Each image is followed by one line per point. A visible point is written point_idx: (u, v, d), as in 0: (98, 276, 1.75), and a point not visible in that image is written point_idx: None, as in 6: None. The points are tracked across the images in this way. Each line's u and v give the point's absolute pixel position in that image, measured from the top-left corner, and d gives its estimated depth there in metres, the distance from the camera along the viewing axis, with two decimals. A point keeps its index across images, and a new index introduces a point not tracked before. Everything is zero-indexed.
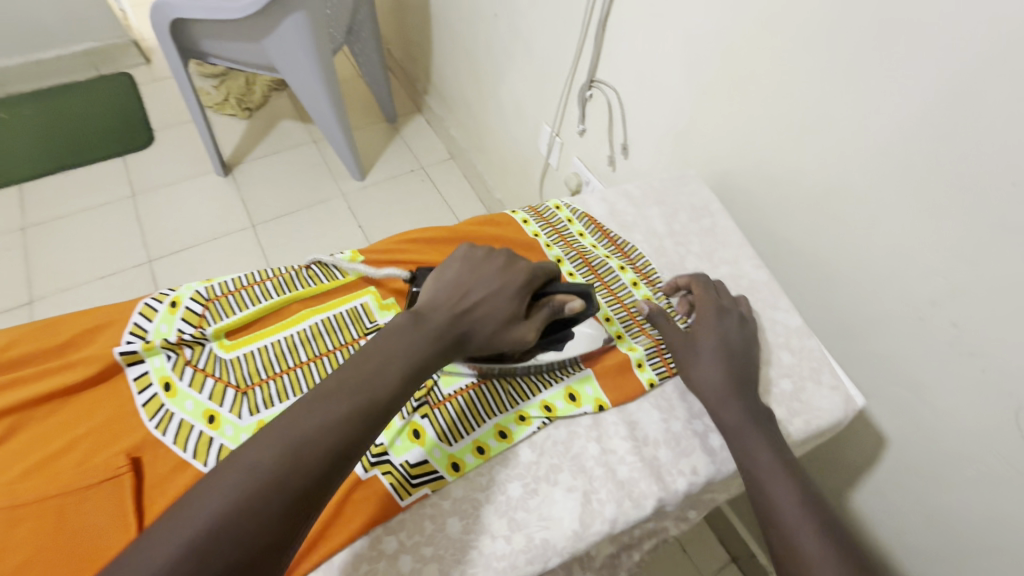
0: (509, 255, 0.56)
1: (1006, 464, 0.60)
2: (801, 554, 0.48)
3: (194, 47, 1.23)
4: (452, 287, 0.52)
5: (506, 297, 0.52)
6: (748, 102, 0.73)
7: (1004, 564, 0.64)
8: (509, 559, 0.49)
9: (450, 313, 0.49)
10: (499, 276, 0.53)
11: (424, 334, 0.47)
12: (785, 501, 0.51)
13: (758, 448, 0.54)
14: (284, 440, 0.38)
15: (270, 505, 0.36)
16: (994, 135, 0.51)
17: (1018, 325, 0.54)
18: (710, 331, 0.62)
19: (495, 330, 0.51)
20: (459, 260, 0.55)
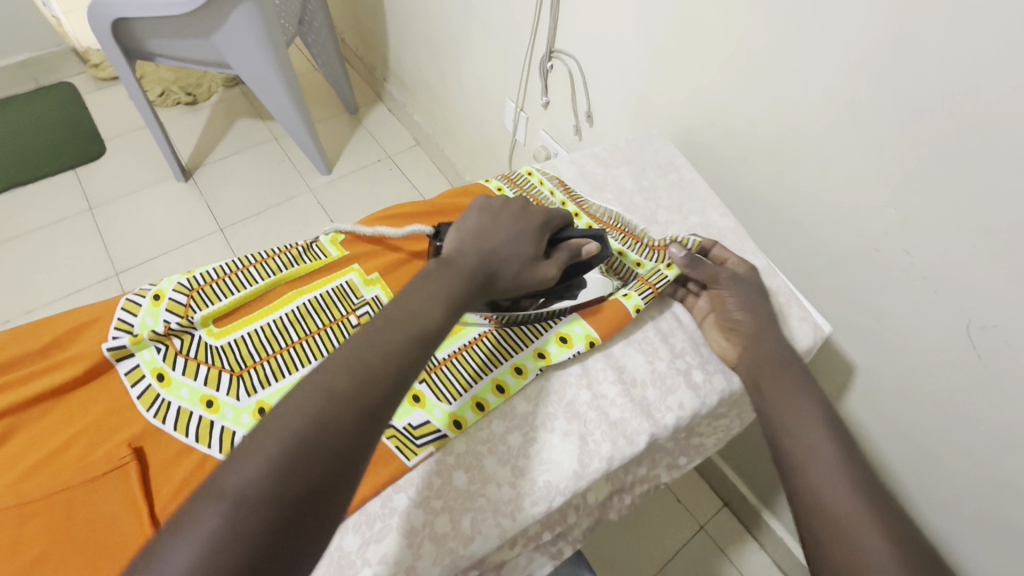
0: (524, 202, 0.56)
1: (963, 374, 0.64)
2: (830, 488, 0.45)
3: (141, 48, 1.33)
4: (476, 235, 0.51)
5: (528, 241, 0.52)
6: (695, 62, 0.79)
7: (964, 467, 0.70)
8: (516, 502, 0.48)
9: (479, 257, 0.49)
10: (519, 221, 0.53)
11: (455, 276, 0.47)
12: (815, 442, 0.49)
13: (793, 393, 0.52)
14: (288, 410, 0.36)
15: (286, 460, 0.34)
16: (932, 65, 0.55)
17: (963, 245, 0.59)
18: (751, 285, 0.60)
19: (523, 270, 0.51)
20: (477, 212, 0.54)
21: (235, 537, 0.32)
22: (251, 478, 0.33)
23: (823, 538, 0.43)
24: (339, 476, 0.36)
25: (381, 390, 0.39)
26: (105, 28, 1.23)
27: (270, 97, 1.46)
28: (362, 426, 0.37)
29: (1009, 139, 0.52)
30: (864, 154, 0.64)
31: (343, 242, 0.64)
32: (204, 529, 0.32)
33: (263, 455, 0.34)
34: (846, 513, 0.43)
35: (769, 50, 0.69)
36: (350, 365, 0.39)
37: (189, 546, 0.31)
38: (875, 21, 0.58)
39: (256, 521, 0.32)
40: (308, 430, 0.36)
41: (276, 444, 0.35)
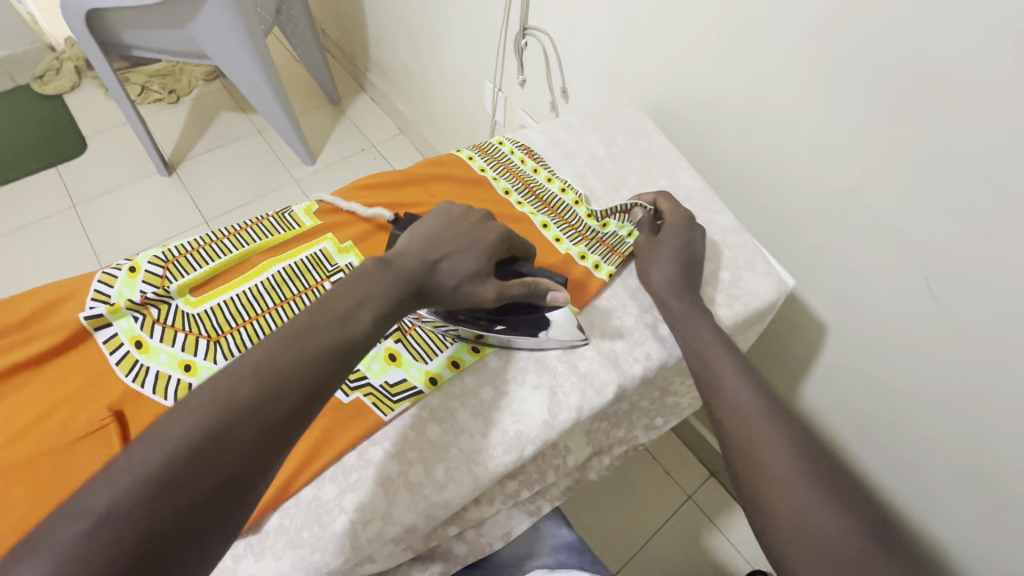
0: (485, 216, 0.55)
1: (925, 325, 0.66)
2: (739, 410, 0.48)
3: (116, 40, 1.32)
4: (423, 239, 0.51)
5: (477, 254, 0.51)
6: (663, 31, 0.80)
7: (931, 417, 0.72)
8: (488, 450, 0.50)
9: (419, 262, 0.48)
10: (472, 235, 0.52)
11: (390, 279, 0.46)
12: (724, 369, 0.51)
13: (705, 329, 0.55)
14: (178, 418, 0.34)
15: (166, 472, 0.32)
16: (883, 18, 0.56)
17: (919, 195, 0.61)
18: (675, 236, 0.61)
19: (465, 283, 0.50)
20: (433, 217, 0.54)
21: (94, 559, 0.29)
22: (122, 494, 0.31)
23: (735, 457, 0.47)
24: (227, 494, 0.34)
25: (287, 400, 0.37)
26: (78, 20, 1.22)
27: (250, 87, 1.46)
28: (261, 438, 0.36)
29: (958, 86, 0.54)
30: (825, 112, 0.66)
31: (317, 213, 0.65)
32: (59, 548, 0.29)
33: (141, 470, 0.32)
34: (750, 432, 0.47)
35: (732, 14, 0.70)
36: (258, 371, 0.37)
37: (40, 568, 0.28)
38: None
39: (123, 541, 0.30)
40: (199, 441, 0.34)
41: (158, 457, 0.33)
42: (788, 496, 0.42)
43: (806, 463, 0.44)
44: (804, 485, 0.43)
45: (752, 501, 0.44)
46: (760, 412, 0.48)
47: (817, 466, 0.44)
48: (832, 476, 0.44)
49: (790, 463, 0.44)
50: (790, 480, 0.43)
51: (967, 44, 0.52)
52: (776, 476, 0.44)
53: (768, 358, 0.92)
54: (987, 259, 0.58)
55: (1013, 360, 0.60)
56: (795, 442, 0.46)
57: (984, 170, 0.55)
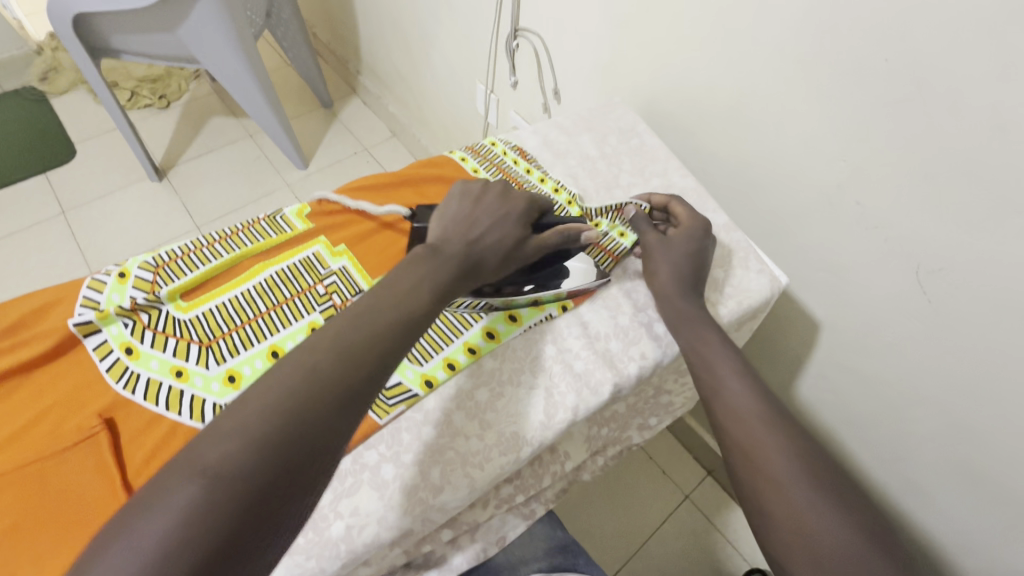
0: (505, 187, 0.57)
1: (915, 321, 0.67)
2: (740, 413, 0.48)
3: (104, 44, 1.31)
4: (457, 222, 0.52)
5: (511, 222, 0.54)
6: (653, 31, 0.80)
7: (924, 413, 0.72)
8: (483, 452, 0.49)
9: (462, 246, 0.50)
10: (501, 205, 0.54)
11: (443, 263, 0.47)
12: (727, 373, 0.51)
13: (707, 332, 0.54)
14: (271, 385, 0.36)
15: (265, 436, 0.34)
16: (870, 15, 0.56)
17: (907, 191, 0.61)
18: (687, 242, 0.60)
19: (507, 255, 0.52)
20: (457, 197, 0.55)
21: (211, 515, 0.31)
22: (228, 457, 0.33)
23: (734, 459, 0.47)
24: (318, 457, 0.36)
25: (366, 373, 0.39)
26: (65, 24, 1.21)
27: (240, 90, 1.45)
28: (345, 407, 0.37)
29: (943, 82, 0.54)
30: (814, 110, 0.66)
31: (309, 215, 0.65)
32: (176, 506, 0.31)
33: (244, 433, 0.34)
34: (751, 436, 0.46)
35: (721, 12, 0.70)
36: (336, 344, 0.39)
37: (165, 521, 0.30)
38: None
39: (233, 499, 0.32)
40: (293, 408, 0.35)
41: (259, 423, 0.34)
42: (788, 499, 0.42)
43: (806, 467, 0.44)
44: (804, 489, 0.43)
45: (751, 503, 0.44)
46: (761, 417, 0.48)
47: (816, 469, 0.44)
48: (830, 479, 0.44)
49: (790, 466, 0.44)
50: (790, 484, 0.43)
51: (951, 40, 0.52)
52: (777, 480, 0.44)
53: (763, 357, 0.93)
54: (975, 253, 0.58)
55: (1003, 353, 0.60)
56: (794, 445, 0.46)
57: (970, 165, 0.55)
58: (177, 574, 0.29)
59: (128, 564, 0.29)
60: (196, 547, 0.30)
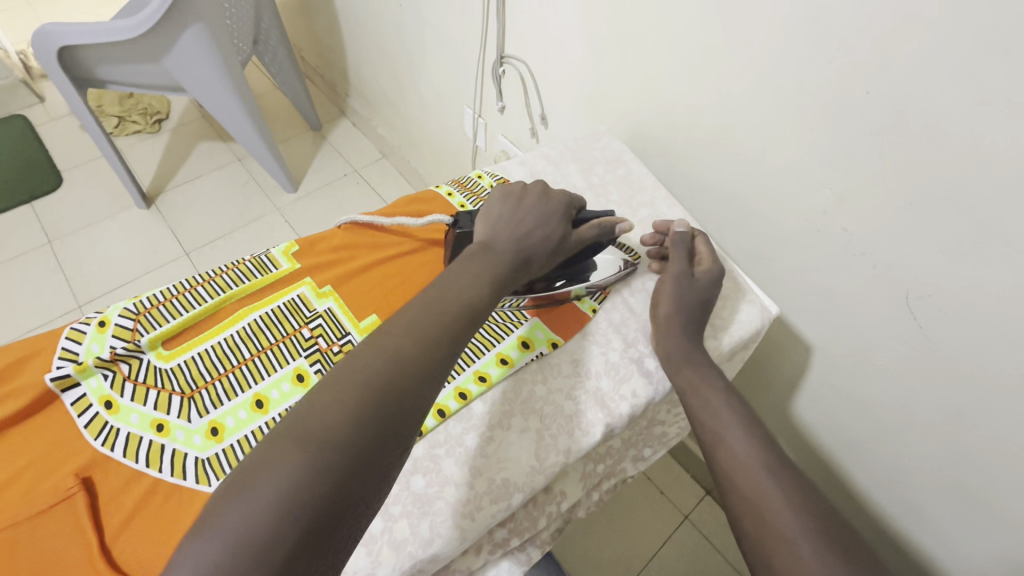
0: (543, 187, 0.59)
1: (906, 345, 0.67)
2: (744, 464, 0.47)
3: (89, 76, 1.30)
4: (504, 223, 0.54)
5: (554, 221, 0.56)
6: (637, 60, 0.80)
7: (918, 437, 0.71)
8: (474, 502, 0.48)
9: (512, 241, 0.52)
10: (544, 206, 0.57)
11: (499, 258, 0.51)
12: (730, 420, 0.50)
13: (713, 378, 0.53)
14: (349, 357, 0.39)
15: (362, 406, 0.36)
16: (848, 48, 0.57)
17: (892, 220, 0.61)
18: (709, 283, 0.61)
19: (556, 249, 0.55)
20: (499, 201, 0.57)
21: (312, 483, 0.33)
22: (333, 424, 0.35)
23: (739, 511, 0.46)
24: (402, 434, 0.37)
25: (437, 361, 0.41)
26: (49, 56, 1.21)
27: (228, 117, 1.45)
28: (423, 388, 0.39)
29: (921, 113, 0.54)
30: (797, 138, 0.66)
31: (295, 253, 0.64)
32: (287, 469, 0.33)
33: (341, 408, 0.36)
34: (758, 490, 0.45)
35: (701, 43, 0.70)
36: (411, 330, 0.41)
37: (276, 483, 0.32)
38: (791, 9, 0.59)
39: (333, 471, 0.33)
40: (379, 390, 0.37)
41: (354, 393, 0.37)
42: (798, 559, 0.41)
43: (814, 523, 0.43)
44: (813, 547, 0.41)
45: (760, 561, 0.43)
46: (764, 465, 0.47)
47: (825, 526, 0.43)
48: (841, 536, 0.42)
49: (798, 522, 0.43)
50: (798, 541, 0.42)
51: (926, 74, 0.52)
52: (786, 537, 0.42)
53: (757, 377, 0.92)
54: (961, 279, 0.58)
55: (992, 378, 0.60)
56: (800, 498, 0.45)
57: (951, 192, 0.55)
58: (292, 528, 0.31)
59: (244, 523, 0.31)
60: (300, 513, 0.32)
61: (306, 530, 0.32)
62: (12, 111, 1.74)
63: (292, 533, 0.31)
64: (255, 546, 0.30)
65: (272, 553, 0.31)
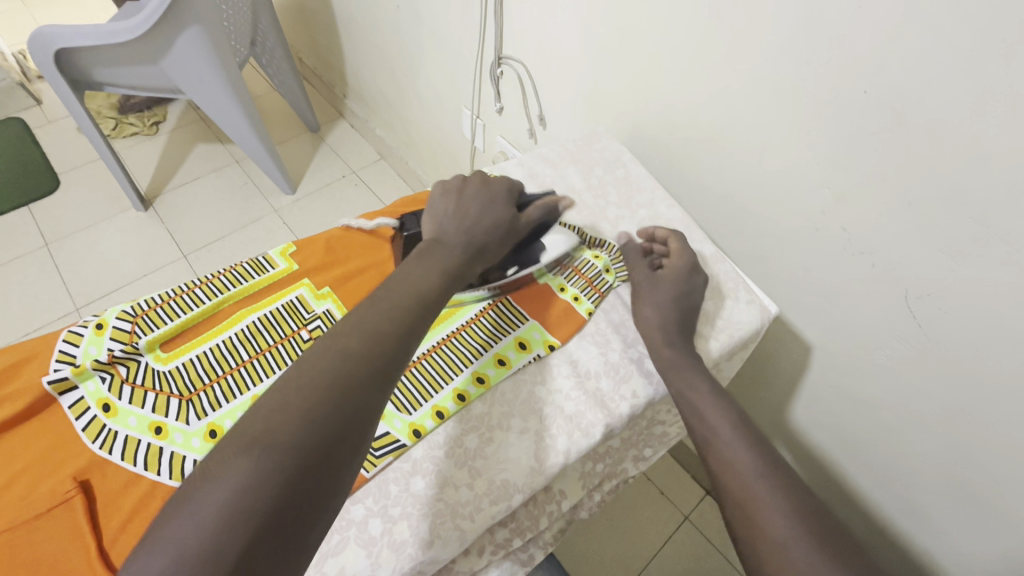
0: (483, 176, 0.62)
1: (906, 344, 0.67)
2: (734, 466, 0.48)
3: (86, 78, 1.30)
4: (450, 215, 0.56)
5: (498, 206, 0.59)
6: (635, 60, 0.80)
7: (918, 435, 0.71)
8: (474, 503, 0.48)
9: (461, 232, 0.54)
10: (486, 191, 0.59)
11: (449, 249, 0.52)
12: (719, 423, 0.51)
13: (696, 381, 0.53)
14: (322, 360, 0.39)
15: (314, 407, 0.37)
16: (846, 47, 0.57)
17: (891, 218, 0.61)
18: (676, 281, 0.61)
19: (504, 236, 0.58)
20: (441, 195, 0.59)
21: (259, 488, 0.33)
22: (279, 428, 0.35)
23: (731, 515, 0.46)
24: (357, 431, 0.38)
25: (384, 356, 0.41)
26: (45, 58, 1.20)
27: (226, 119, 1.45)
28: (376, 385, 0.40)
29: (920, 112, 0.54)
30: (795, 138, 0.66)
31: (292, 254, 0.64)
32: (233, 474, 0.33)
33: (292, 409, 0.36)
34: (748, 492, 0.46)
35: (700, 43, 0.70)
36: (360, 327, 0.42)
37: (221, 490, 0.32)
38: (789, 8, 0.59)
39: (284, 469, 0.34)
40: (344, 394, 0.38)
41: (303, 396, 0.37)
42: (789, 562, 0.41)
43: (807, 524, 0.43)
44: (805, 548, 0.41)
45: (753, 565, 0.43)
46: (756, 470, 0.47)
47: (819, 527, 0.43)
48: (835, 537, 0.42)
49: (789, 524, 0.43)
50: (789, 543, 0.42)
51: (926, 74, 0.52)
52: (777, 540, 0.42)
53: (756, 376, 0.93)
54: (960, 278, 0.58)
55: (991, 376, 0.60)
56: (791, 501, 0.45)
57: (951, 192, 0.55)
58: (240, 531, 0.31)
59: (191, 532, 0.31)
60: (251, 514, 0.32)
61: (256, 534, 0.32)
62: (10, 114, 1.74)
63: (243, 534, 0.31)
64: (203, 555, 0.30)
65: (223, 556, 0.31)
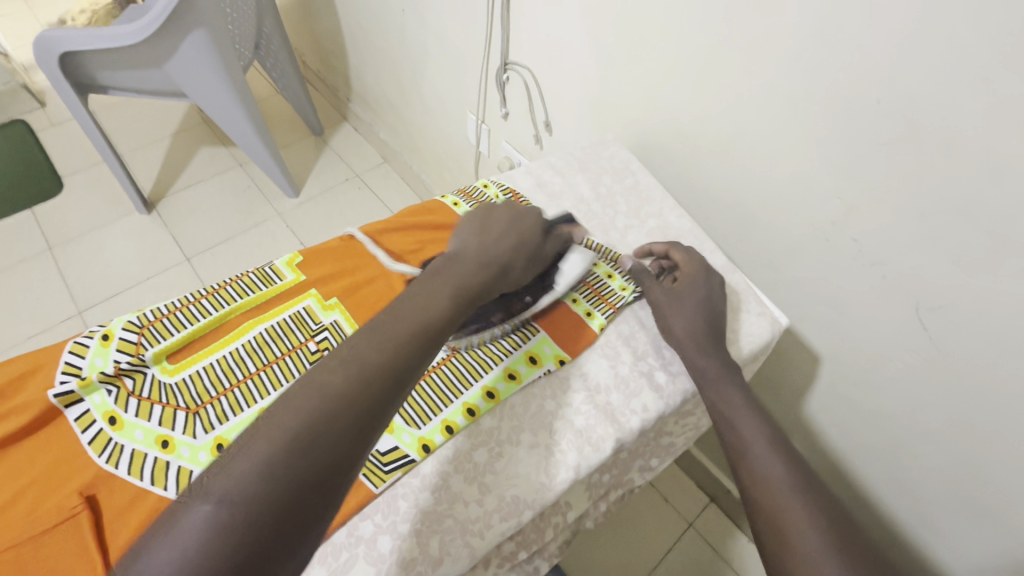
0: (515, 203, 0.61)
1: (917, 356, 0.66)
2: (766, 480, 0.48)
3: (90, 81, 1.30)
4: (473, 235, 0.56)
5: (525, 232, 0.58)
6: (643, 67, 0.80)
7: (929, 448, 0.71)
8: (484, 520, 0.47)
9: (480, 254, 0.54)
10: (513, 218, 0.59)
11: (465, 270, 0.52)
12: (753, 437, 0.51)
13: (731, 392, 0.53)
14: (298, 399, 0.38)
15: (286, 453, 0.35)
16: (859, 57, 0.56)
17: (903, 230, 0.61)
18: (694, 290, 0.60)
19: (525, 261, 0.57)
20: (470, 218, 0.58)
21: (218, 541, 0.32)
22: (243, 477, 0.34)
23: (764, 529, 0.46)
24: (325, 480, 0.36)
25: (366, 399, 0.39)
26: (50, 62, 1.20)
27: (230, 123, 1.45)
28: (349, 428, 0.38)
29: (933, 124, 0.54)
30: (806, 147, 0.66)
31: (299, 264, 0.64)
32: (193, 527, 0.32)
33: (252, 457, 0.35)
34: (779, 507, 0.46)
35: (709, 51, 0.70)
36: (348, 363, 0.40)
37: (181, 545, 0.31)
38: (802, 17, 0.59)
39: (237, 524, 0.32)
40: (317, 436, 0.36)
41: (268, 441, 0.36)
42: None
43: (839, 544, 0.43)
44: (836, 566, 0.41)
45: None
46: (788, 485, 0.47)
47: (849, 548, 0.43)
48: (858, 555, 0.42)
49: (821, 544, 0.43)
50: (821, 561, 0.42)
51: (940, 85, 0.52)
52: (808, 559, 0.42)
53: (763, 385, 0.92)
54: (972, 292, 0.57)
55: (1004, 390, 0.59)
56: (825, 521, 0.44)
57: (962, 205, 0.55)
58: None
59: None
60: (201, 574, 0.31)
61: None
62: (13, 116, 1.73)
63: None
64: None
65: None
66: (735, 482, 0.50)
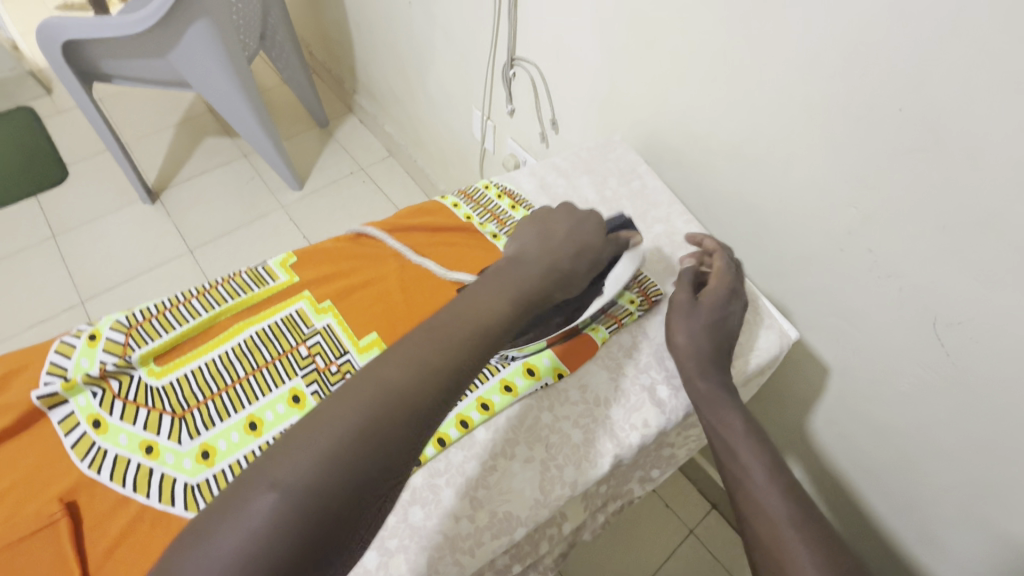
0: (572, 206, 0.59)
1: (931, 372, 0.63)
2: (765, 511, 0.46)
3: (94, 69, 1.28)
4: (536, 240, 0.54)
5: (590, 234, 0.56)
6: (654, 66, 0.77)
7: (940, 467, 0.68)
8: (474, 537, 0.46)
9: (543, 255, 0.52)
10: (572, 222, 0.56)
11: (530, 270, 0.50)
12: (754, 465, 0.48)
13: (732, 416, 0.51)
14: (360, 392, 0.36)
15: (344, 446, 0.34)
16: (882, 60, 0.53)
17: (921, 242, 0.58)
18: (715, 307, 0.57)
19: (590, 265, 0.55)
20: (532, 224, 0.57)
21: (276, 533, 0.31)
22: (304, 467, 0.33)
23: (763, 564, 0.44)
24: (382, 479, 0.35)
25: (426, 402, 0.37)
26: (53, 50, 1.19)
27: (234, 114, 1.43)
28: (412, 429, 0.36)
29: (958, 133, 0.51)
30: (822, 153, 0.63)
31: (293, 265, 0.62)
32: (252, 517, 0.31)
33: (313, 448, 0.33)
34: (779, 541, 0.44)
35: (723, 50, 0.67)
36: (407, 358, 0.39)
37: (239, 535, 0.30)
38: (822, 15, 0.56)
39: (296, 517, 0.31)
40: (375, 433, 0.35)
41: (329, 433, 0.34)
42: None
43: None
44: None
45: None
46: (789, 520, 0.45)
47: None
48: None
49: None
50: None
51: (968, 91, 0.49)
52: None
53: (769, 394, 0.90)
54: (993, 309, 0.55)
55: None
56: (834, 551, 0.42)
57: (986, 217, 0.52)
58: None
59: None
60: (258, 564, 0.30)
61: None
62: (19, 103, 1.73)
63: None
64: None
65: None
66: (733, 511, 0.48)
